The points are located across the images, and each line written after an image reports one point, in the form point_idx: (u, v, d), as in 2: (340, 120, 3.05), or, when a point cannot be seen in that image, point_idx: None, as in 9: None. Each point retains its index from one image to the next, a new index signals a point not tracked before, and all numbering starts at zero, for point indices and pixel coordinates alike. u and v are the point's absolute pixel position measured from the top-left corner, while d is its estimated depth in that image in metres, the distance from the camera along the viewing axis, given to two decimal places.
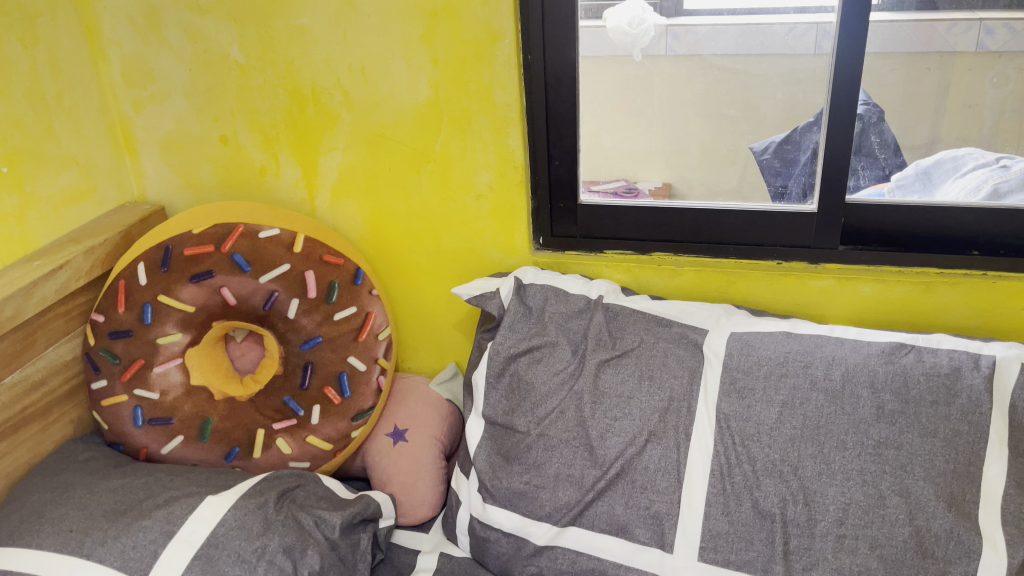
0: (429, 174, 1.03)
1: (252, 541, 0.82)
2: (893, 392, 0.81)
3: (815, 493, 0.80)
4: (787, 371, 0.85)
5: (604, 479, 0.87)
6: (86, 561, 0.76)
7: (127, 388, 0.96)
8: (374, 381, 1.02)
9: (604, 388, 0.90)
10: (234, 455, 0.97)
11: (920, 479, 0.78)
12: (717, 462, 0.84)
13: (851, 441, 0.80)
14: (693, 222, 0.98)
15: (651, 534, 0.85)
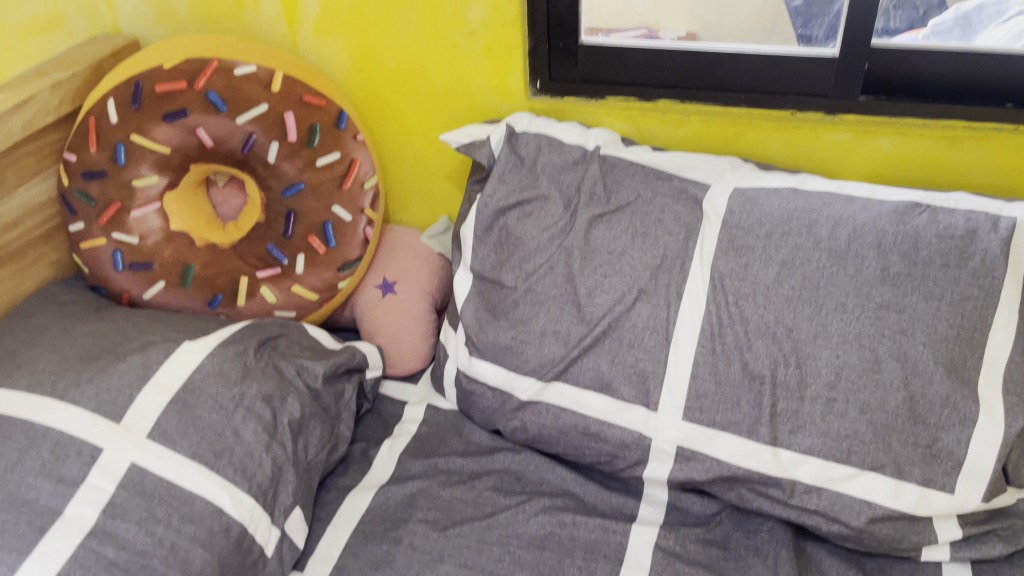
0: (417, 8, 0.95)
1: (229, 388, 0.81)
2: (901, 254, 0.76)
3: (808, 356, 0.77)
4: (790, 229, 0.80)
5: (590, 336, 0.84)
6: (60, 403, 0.75)
7: (104, 231, 0.92)
8: (361, 232, 0.98)
9: (596, 243, 0.85)
10: (217, 302, 0.95)
11: (920, 344, 0.74)
12: (709, 321, 0.80)
13: (850, 304, 0.76)
14: (703, 67, 0.91)
15: (636, 392, 0.83)
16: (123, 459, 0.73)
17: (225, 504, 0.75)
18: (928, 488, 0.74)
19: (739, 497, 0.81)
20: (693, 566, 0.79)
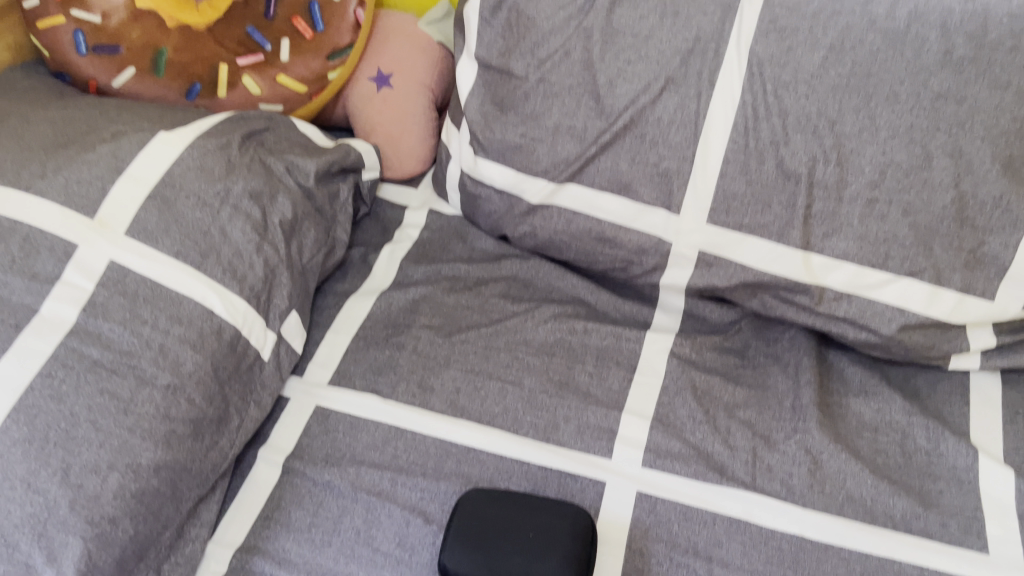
0: None
1: (213, 184, 0.74)
2: (967, 36, 0.67)
3: (850, 153, 0.69)
4: (843, 6, 0.69)
5: (609, 132, 0.76)
6: (23, 195, 0.67)
7: (62, 8, 0.81)
8: (350, 15, 0.90)
9: (618, 25, 0.75)
10: (196, 93, 0.86)
11: (978, 139, 0.67)
12: (742, 114, 0.72)
13: (904, 94, 0.68)
14: None
15: (657, 194, 0.76)
16: (99, 257, 0.67)
17: (215, 305, 0.70)
18: (967, 294, 0.70)
19: (761, 305, 0.77)
20: (709, 374, 0.76)
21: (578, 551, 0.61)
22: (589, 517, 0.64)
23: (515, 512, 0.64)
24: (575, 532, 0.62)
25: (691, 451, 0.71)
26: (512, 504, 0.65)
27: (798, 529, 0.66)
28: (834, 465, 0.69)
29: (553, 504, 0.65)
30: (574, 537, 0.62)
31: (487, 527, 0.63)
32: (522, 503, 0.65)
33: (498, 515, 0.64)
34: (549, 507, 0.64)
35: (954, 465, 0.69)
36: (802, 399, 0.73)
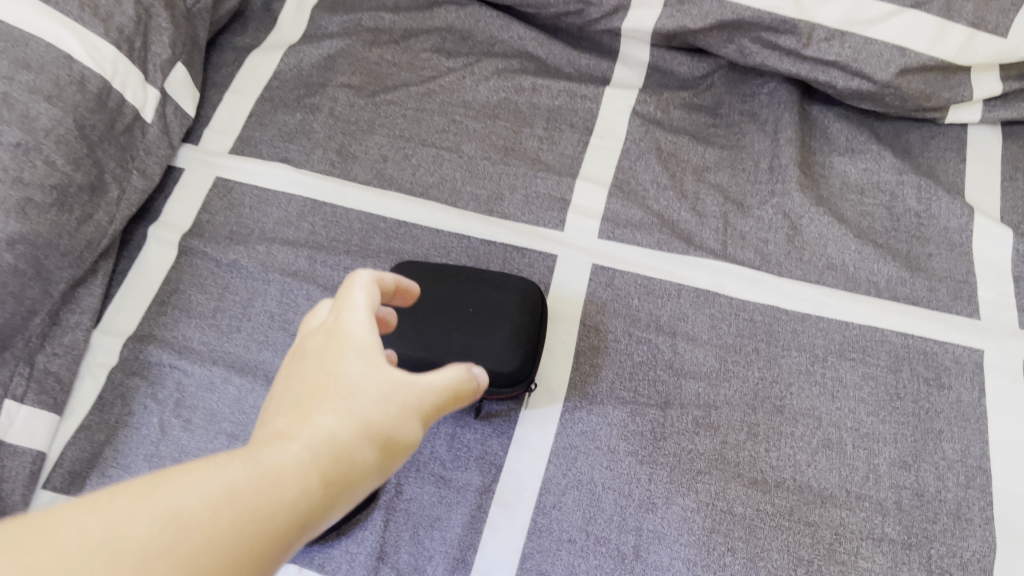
0: None
1: None
2: None
3: None
4: None
5: None
6: None
7: None
8: None
9: None
10: None
11: None
12: None
13: None
14: None
15: None
16: None
17: (74, 50, 0.56)
18: (978, 31, 0.60)
19: (739, 52, 0.66)
20: (676, 134, 0.66)
21: (528, 324, 0.53)
22: (539, 291, 0.55)
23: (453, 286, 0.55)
24: (524, 304, 0.54)
25: (655, 220, 0.62)
26: (448, 277, 0.55)
27: (772, 300, 0.58)
28: (814, 231, 0.61)
29: (497, 275, 0.56)
30: (524, 308, 0.53)
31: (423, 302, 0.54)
32: (460, 276, 0.56)
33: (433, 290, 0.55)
34: (492, 279, 0.55)
35: (947, 227, 0.61)
36: (781, 159, 0.64)
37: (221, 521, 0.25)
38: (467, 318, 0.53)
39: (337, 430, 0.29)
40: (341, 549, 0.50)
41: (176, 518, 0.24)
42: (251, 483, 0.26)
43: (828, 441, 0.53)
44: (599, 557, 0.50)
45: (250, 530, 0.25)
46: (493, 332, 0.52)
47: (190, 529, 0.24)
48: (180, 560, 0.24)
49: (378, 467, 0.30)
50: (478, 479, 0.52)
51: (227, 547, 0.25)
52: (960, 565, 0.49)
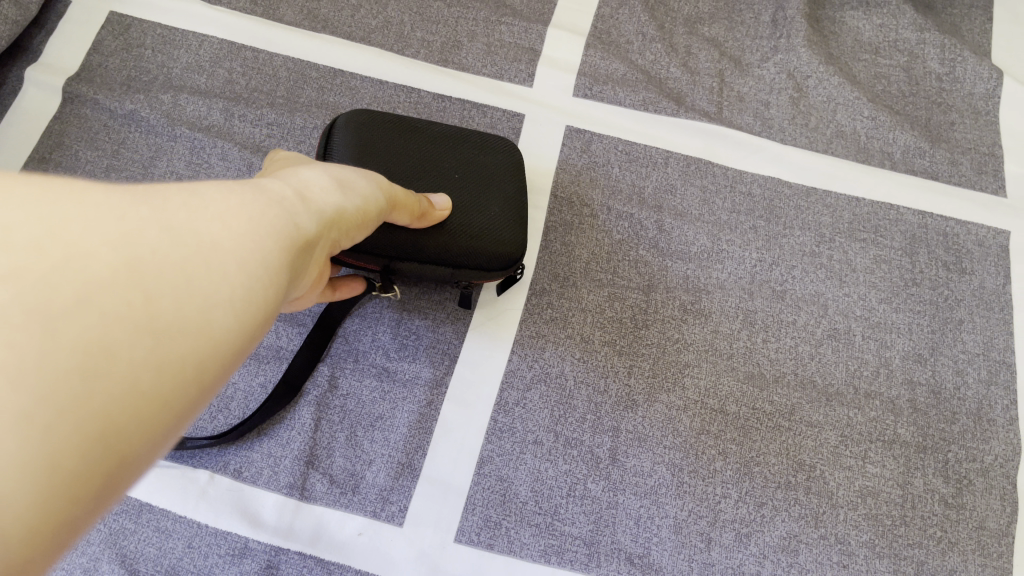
0: None
1: None
2: None
3: None
4: None
5: None
6: None
7: None
8: None
9: None
10: None
11: None
12: None
13: None
14: None
15: None
16: None
17: None
18: None
19: None
20: None
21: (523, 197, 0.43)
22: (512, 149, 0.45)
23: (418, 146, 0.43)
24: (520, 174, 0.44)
25: (639, 76, 0.53)
26: (410, 134, 0.43)
27: (774, 171, 0.50)
28: (822, 93, 0.52)
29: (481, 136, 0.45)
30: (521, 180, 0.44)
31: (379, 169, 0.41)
32: (422, 132, 0.44)
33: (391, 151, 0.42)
34: (455, 139, 0.44)
35: (971, 93, 0.53)
36: (787, 11, 0.54)
37: (248, 210, 0.22)
38: (445, 184, 0.42)
39: (321, 180, 0.28)
40: (263, 452, 0.42)
41: (199, 195, 0.21)
42: (264, 193, 0.23)
43: (834, 331, 0.46)
44: (570, 462, 0.42)
45: (269, 225, 0.22)
46: (480, 208, 0.42)
47: (212, 206, 0.21)
48: (214, 231, 0.20)
49: (353, 231, 0.29)
50: (428, 372, 0.44)
51: (261, 232, 0.22)
52: (980, 470, 0.43)
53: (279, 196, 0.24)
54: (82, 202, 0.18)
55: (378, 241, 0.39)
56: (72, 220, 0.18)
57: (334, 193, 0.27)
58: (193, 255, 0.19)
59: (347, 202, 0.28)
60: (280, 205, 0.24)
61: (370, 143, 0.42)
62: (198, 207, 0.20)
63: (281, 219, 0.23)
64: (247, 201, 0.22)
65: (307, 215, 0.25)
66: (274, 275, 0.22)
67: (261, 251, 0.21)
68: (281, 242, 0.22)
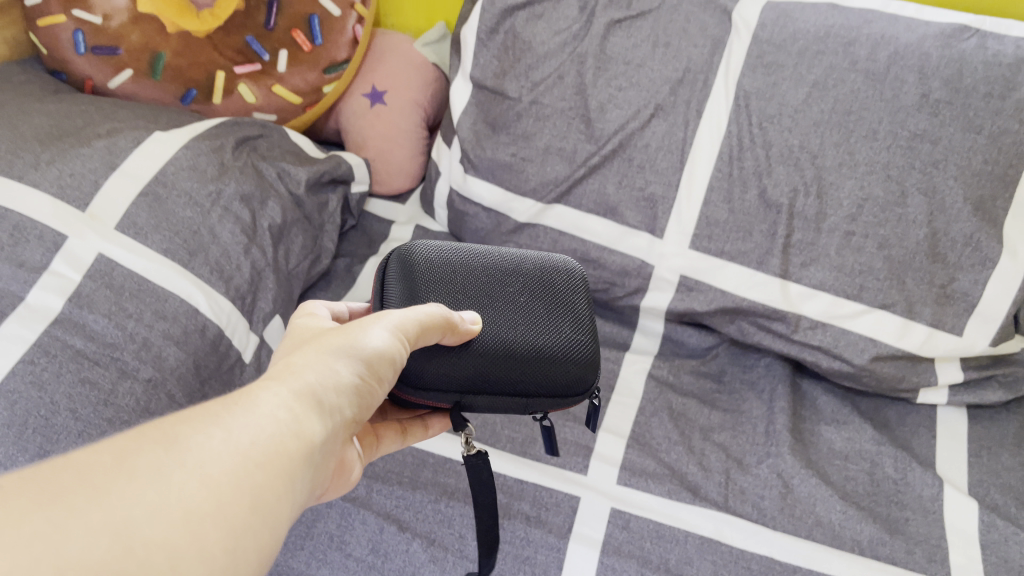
0: None
1: (205, 184, 0.76)
2: (943, 80, 0.70)
3: (830, 186, 0.72)
4: (825, 47, 0.73)
5: (598, 155, 0.79)
6: (17, 183, 0.67)
7: (64, 7, 0.83)
8: (348, 31, 0.92)
9: (611, 53, 0.79)
10: (191, 99, 0.88)
11: (951, 178, 0.69)
12: (728, 145, 0.75)
13: (882, 132, 0.71)
14: None
15: (642, 218, 0.78)
16: (89, 249, 0.67)
17: (201, 305, 0.71)
18: (841, 299, 0.73)
19: (739, 331, 0.78)
20: (686, 397, 0.78)
21: (573, 314, 0.59)
22: (566, 282, 0.61)
23: (488, 281, 0.59)
24: (568, 295, 0.60)
25: (666, 471, 0.72)
26: (478, 272, 0.60)
27: (767, 551, 0.66)
28: (804, 490, 0.70)
29: (534, 270, 0.61)
30: (571, 300, 0.60)
31: (458, 306, 0.57)
32: (482, 266, 0.60)
33: (465, 288, 0.58)
34: (524, 274, 0.60)
35: (921, 494, 0.69)
36: (775, 425, 0.74)
37: (235, 448, 0.33)
38: (523, 307, 0.58)
39: (317, 370, 0.40)
40: None
41: (172, 463, 0.31)
42: (260, 413, 0.35)
43: None
44: None
45: (227, 472, 0.32)
46: (557, 326, 0.58)
47: (166, 488, 0.30)
48: (175, 504, 0.30)
49: (348, 409, 0.40)
50: None
51: (248, 464, 0.33)
52: None
53: (275, 411, 0.36)
54: (72, 507, 0.28)
55: (485, 346, 0.55)
56: (58, 535, 0.27)
57: (312, 390, 0.39)
58: (153, 541, 0.29)
59: (341, 383, 0.40)
60: (274, 420, 0.35)
61: (446, 284, 0.58)
62: (185, 463, 0.31)
63: (273, 438, 0.35)
64: (233, 438, 0.33)
65: (304, 414, 0.37)
66: (266, 488, 0.33)
67: (239, 483, 0.32)
68: (270, 462, 0.34)
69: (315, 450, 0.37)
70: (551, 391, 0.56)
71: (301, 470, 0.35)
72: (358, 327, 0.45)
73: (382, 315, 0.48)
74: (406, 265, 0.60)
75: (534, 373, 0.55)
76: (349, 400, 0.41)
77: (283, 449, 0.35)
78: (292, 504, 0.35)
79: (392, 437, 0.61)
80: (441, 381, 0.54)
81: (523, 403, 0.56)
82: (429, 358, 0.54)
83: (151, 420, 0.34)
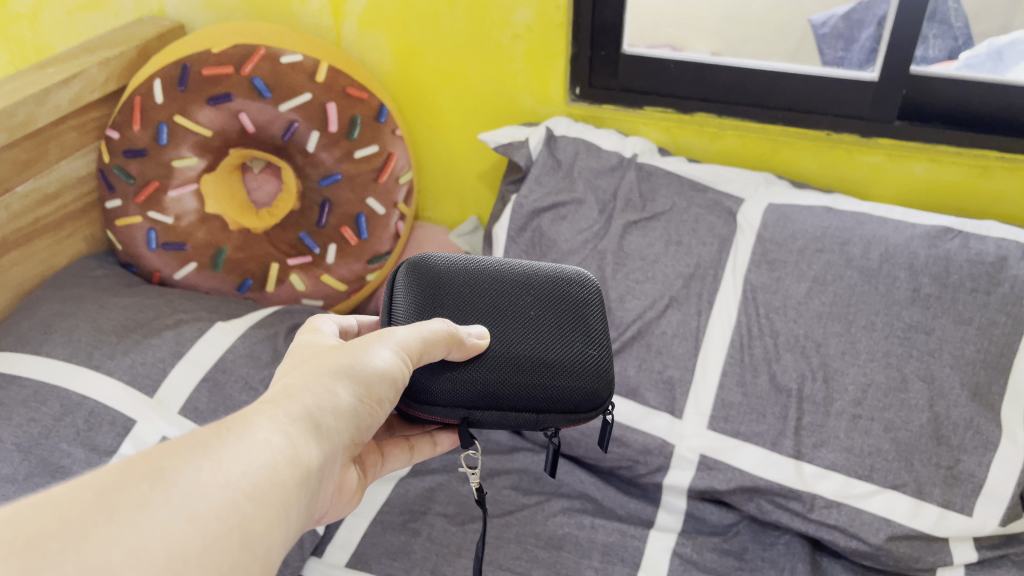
0: (463, 7, 0.97)
1: (260, 370, 0.81)
2: (932, 276, 0.78)
3: (835, 372, 0.77)
4: (823, 246, 0.82)
5: (619, 341, 0.85)
6: (96, 373, 0.75)
7: (141, 210, 0.94)
8: (392, 226, 1.00)
9: (628, 250, 0.88)
10: (247, 287, 0.97)
11: (947, 366, 0.75)
12: (738, 333, 0.82)
13: (879, 323, 0.77)
14: (735, 84, 0.94)
15: (662, 398, 0.84)
16: (154, 432, 0.73)
17: None
18: (853, 478, 0.76)
19: (758, 509, 0.81)
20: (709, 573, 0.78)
21: (585, 326, 0.60)
22: (581, 293, 0.62)
23: (498, 294, 0.61)
24: (581, 305, 0.62)
25: None
26: (490, 283, 0.62)
27: None
28: None
29: (545, 280, 0.63)
30: (585, 312, 0.61)
31: (467, 319, 0.59)
32: (494, 278, 0.62)
33: (474, 300, 0.60)
34: (538, 285, 0.62)
35: None
36: None
37: (227, 482, 0.39)
38: (535, 320, 0.60)
39: (311, 400, 0.47)
40: None
41: (169, 495, 0.37)
42: (253, 447, 0.41)
43: None
44: None
45: (217, 505, 0.38)
46: (569, 342, 0.59)
47: (163, 519, 0.36)
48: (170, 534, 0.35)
49: (336, 437, 0.47)
50: None
51: (238, 497, 0.39)
52: None
53: (266, 446, 0.42)
54: (81, 535, 0.34)
55: (495, 364, 0.57)
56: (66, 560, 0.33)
57: (304, 423, 0.45)
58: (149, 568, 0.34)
59: (330, 414, 0.47)
60: (264, 455, 0.41)
61: (454, 296, 0.60)
62: (172, 501, 0.36)
63: (261, 474, 0.40)
64: (224, 472, 0.39)
65: (295, 446, 0.43)
66: (254, 517, 0.39)
67: (226, 514, 0.38)
68: (256, 494, 0.39)
69: (304, 477, 0.43)
70: (564, 407, 0.58)
71: (289, 500, 0.41)
72: (357, 353, 0.51)
73: (384, 335, 0.53)
74: (413, 271, 0.62)
75: (542, 389, 0.57)
76: (337, 431, 0.47)
77: (271, 483, 0.41)
78: (280, 532, 0.40)
79: (399, 453, 0.65)
80: (450, 396, 0.57)
81: (534, 417, 0.58)
82: (437, 374, 0.57)
83: (150, 448, 0.39)
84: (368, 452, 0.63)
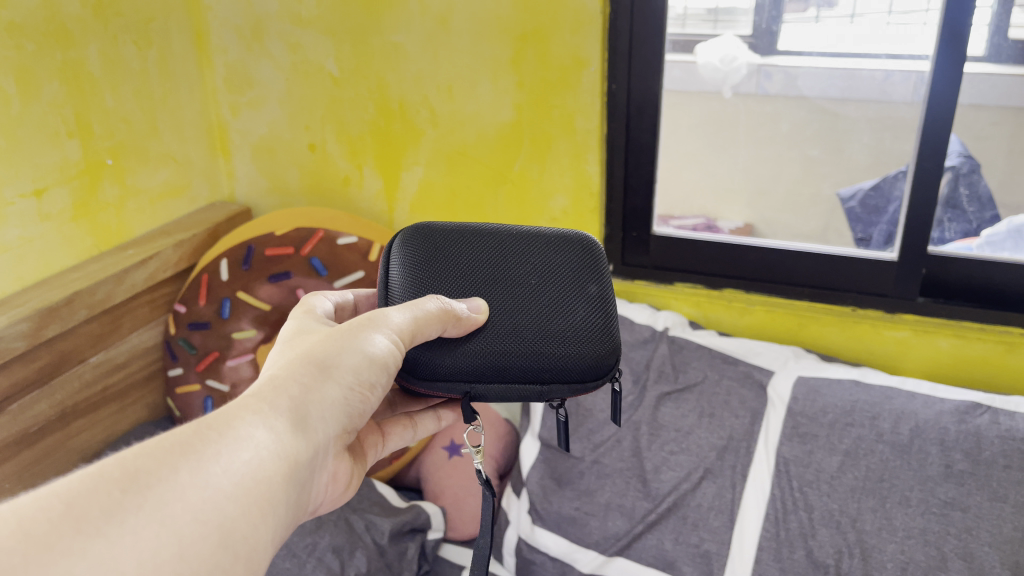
0: (505, 194, 1.06)
1: (304, 538, 0.89)
2: (964, 452, 0.79)
3: (873, 548, 0.77)
4: (853, 420, 0.84)
5: (655, 512, 0.86)
6: None
7: (200, 378, 1.00)
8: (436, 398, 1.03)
9: (663, 421, 0.91)
10: None
11: (987, 544, 0.74)
12: (773, 506, 0.82)
13: (914, 498, 0.78)
14: (760, 261, 0.99)
15: (698, 572, 0.82)
16: None
17: None
18: None
19: None
20: None
21: (587, 291, 0.61)
22: (579, 256, 0.62)
23: (496, 265, 0.62)
24: (582, 269, 0.61)
25: None
26: (486, 254, 0.62)
27: None
28: None
29: (543, 244, 0.63)
30: (586, 277, 0.61)
31: (465, 292, 0.60)
32: (490, 249, 0.63)
33: (472, 272, 0.61)
34: (535, 253, 0.62)
35: None
36: None
37: (204, 486, 0.39)
38: (534, 290, 0.60)
39: (299, 390, 0.48)
40: None
41: (141, 501, 0.37)
42: (238, 447, 0.42)
43: None
44: None
45: (190, 511, 0.38)
46: (570, 310, 0.60)
47: (132, 527, 0.36)
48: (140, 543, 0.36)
49: (326, 428, 0.48)
50: None
51: (216, 500, 0.39)
52: None
53: (253, 442, 0.43)
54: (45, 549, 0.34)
55: (493, 339, 0.58)
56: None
57: (288, 416, 0.46)
58: None
59: (320, 408, 0.48)
60: (248, 453, 0.42)
61: (451, 268, 0.62)
62: (143, 509, 0.37)
63: (245, 473, 0.41)
64: (203, 475, 0.39)
65: (282, 437, 0.44)
66: (235, 519, 0.40)
67: (201, 519, 0.38)
68: (236, 498, 0.40)
69: (292, 467, 0.44)
70: (567, 377, 0.58)
71: (276, 496, 0.42)
72: (348, 338, 0.52)
73: (375, 319, 0.54)
74: (412, 247, 0.63)
75: (544, 358, 0.58)
76: (328, 421, 0.48)
77: (256, 480, 0.41)
78: (266, 529, 0.42)
79: (400, 431, 0.65)
80: (451, 370, 0.58)
81: (538, 388, 0.58)
82: (436, 351, 0.58)
83: (123, 454, 0.39)
84: (367, 433, 0.63)
